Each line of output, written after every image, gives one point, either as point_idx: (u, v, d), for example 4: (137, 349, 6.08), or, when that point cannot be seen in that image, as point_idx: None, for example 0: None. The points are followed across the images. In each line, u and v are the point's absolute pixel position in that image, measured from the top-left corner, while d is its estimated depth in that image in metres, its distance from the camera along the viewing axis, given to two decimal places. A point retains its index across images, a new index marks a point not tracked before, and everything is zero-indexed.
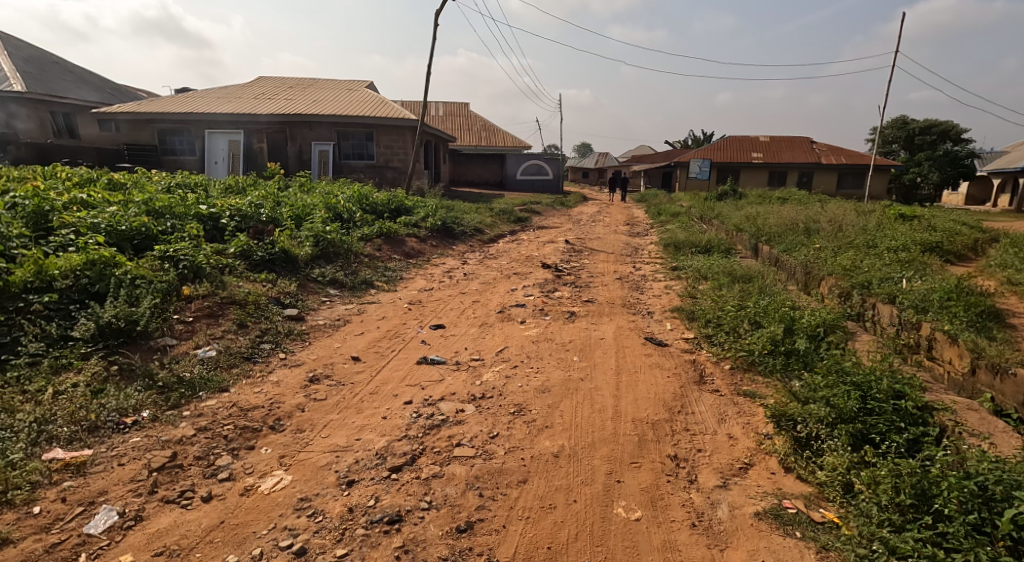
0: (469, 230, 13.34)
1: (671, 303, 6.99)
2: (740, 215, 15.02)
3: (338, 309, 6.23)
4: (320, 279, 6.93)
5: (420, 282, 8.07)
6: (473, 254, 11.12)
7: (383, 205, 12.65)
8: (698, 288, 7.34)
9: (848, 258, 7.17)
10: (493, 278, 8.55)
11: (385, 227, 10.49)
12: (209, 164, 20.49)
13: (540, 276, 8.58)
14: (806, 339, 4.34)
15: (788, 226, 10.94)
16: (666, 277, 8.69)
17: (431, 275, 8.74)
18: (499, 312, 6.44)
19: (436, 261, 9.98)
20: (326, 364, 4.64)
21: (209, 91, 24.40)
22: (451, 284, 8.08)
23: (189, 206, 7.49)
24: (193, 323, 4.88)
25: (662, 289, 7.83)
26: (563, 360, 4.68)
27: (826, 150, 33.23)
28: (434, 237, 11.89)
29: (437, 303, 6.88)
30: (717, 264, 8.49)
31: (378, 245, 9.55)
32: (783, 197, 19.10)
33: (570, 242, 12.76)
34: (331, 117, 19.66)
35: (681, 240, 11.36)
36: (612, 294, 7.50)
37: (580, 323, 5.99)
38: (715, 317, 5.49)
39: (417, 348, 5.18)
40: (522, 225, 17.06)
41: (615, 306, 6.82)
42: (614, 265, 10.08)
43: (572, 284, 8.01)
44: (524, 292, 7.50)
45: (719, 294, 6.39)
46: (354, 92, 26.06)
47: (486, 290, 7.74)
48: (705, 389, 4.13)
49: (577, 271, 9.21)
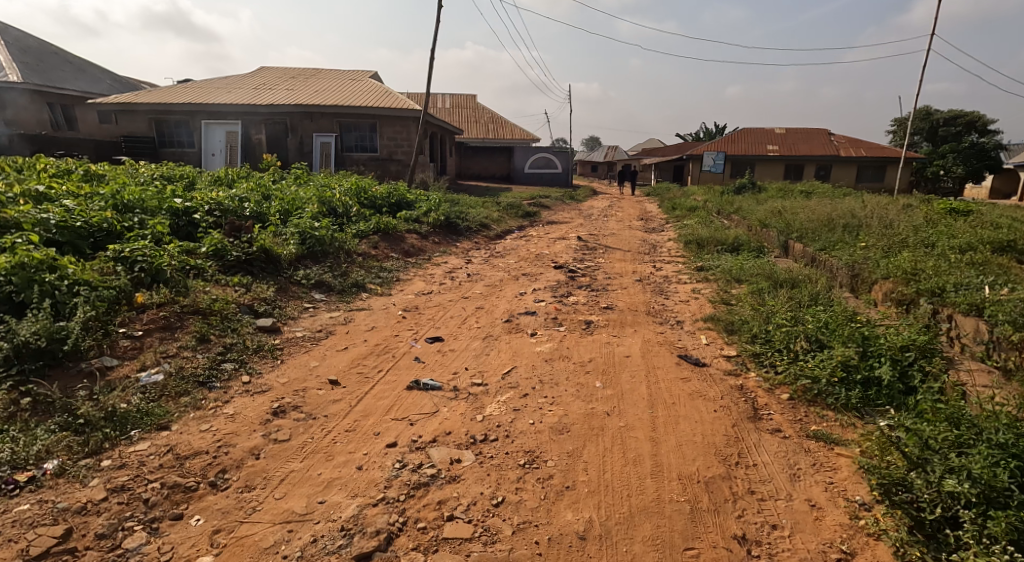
0: (474, 226, 12.53)
1: (701, 311, 6.15)
2: (762, 210, 14.12)
3: (323, 318, 5.43)
4: (304, 282, 6.16)
5: (418, 284, 7.27)
6: (478, 252, 10.32)
7: (382, 199, 11.86)
8: (731, 294, 6.50)
9: (905, 260, 6.30)
10: (500, 279, 7.75)
11: (385, 223, 9.71)
12: (208, 156, 19.76)
13: (551, 278, 7.77)
14: (890, 364, 3.50)
15: (821, 222, 10.06)
16: (691, 279, 7.84)
17: (432, 276, 7.95)
18: (505, 322, 5.64)
19: (438, 260, 9.19)
20: (297, 390, 3.85)
21: (209, 82, 23.68)
22: (453, 287, 7.29)
23: (162, 200, 6.73)
24: (142, 338, 4.09)
25: (688, 294, 6.99)
26: (584, 387, 3.87)
27: (846, 143, 32.12)
28: (436, 234, 11.09)
29: (436, 310, 6.08)
30: (750, 265, 7.63)
31: (374, 242, 8.77)
32: (807, 191, 18.14)
33: (582, 240, 11.92)
34: (333, 108, 18.87)
35: (704, 237, 10.49)
36: (633, 299, 6.68)
37: (599, 336, 5.16)
38: (762, 333, 4.66)
39: (410, 368, 4.39)
40: (530, 220, 16.25)
41: (637, 315, 5.98)
42: (632, 265, 9.23)
43: (587, 288, 7.19)
44: (534, 296, 6.70)
45: (760, 302, 5.55)
46: (358, 82, 25.26)
47: (492, 293, 6.94)
48: (763, 430, 3.31)
49: (591, 272, 8.38)
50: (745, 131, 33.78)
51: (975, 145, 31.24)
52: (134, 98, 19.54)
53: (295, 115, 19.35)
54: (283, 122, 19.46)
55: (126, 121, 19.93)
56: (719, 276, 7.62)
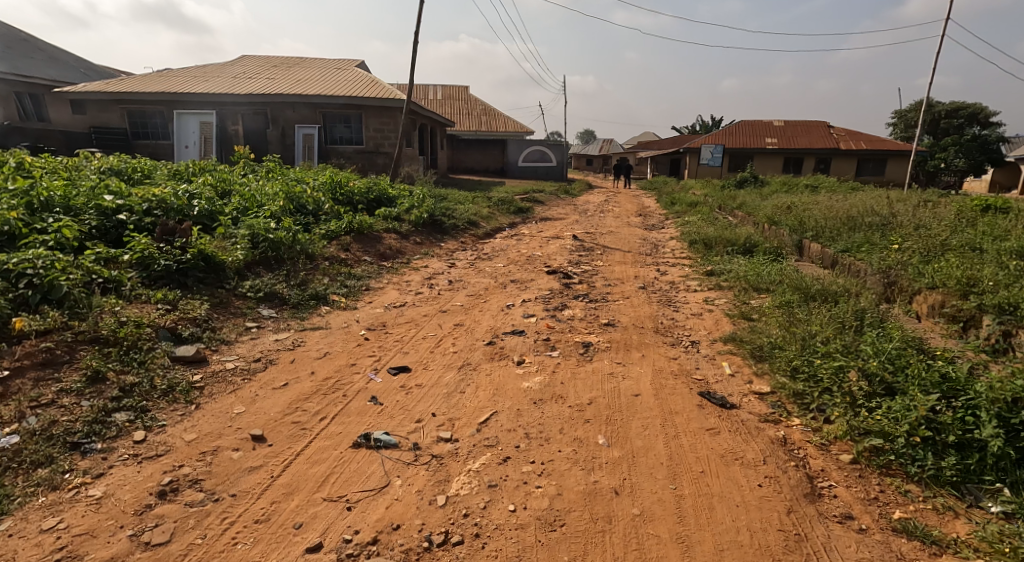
0: (462, 224, 11.59)
1: (722, 329, 5.24)
2: (769, 205, 13.21)
3: (266, 342, 4.47)
4: (249, 296, 5.23)
5: (390, 295, 6.34)
6: (463, 254, 9.41)
7: (360, 194, 10.91)
8: (753, 307, 5.60)
9: (955, 269, 5.44)
10: (485, 287, 6.84)
11: (361, 222, 8.78)
12: (180, 149, 18.58)
13: (543, 286, 6.85)
14: (995, 422, 2.63)
15: (838, 221, 9.18)
16: (701, 287, 6.95)
17: (408, 283, 7.04)
18: (488, 344, 4.71)
19: (418, 263, 8.24)
20: (205, 450, 2.91)
21: (184, 70, 22.67)
22: (429, 297, 6.34)
23: (90, 198, 5.76)
24: (7, 381, 3.13)
25: (700, 306, 6.09)
26: (584, 445, 2.98)
27: (847, 135, 31.33)
28: (418, 233, 10.14)
29: (406, 329, 5.15)
30: (769, 272, 6.76)
31: (345, 244, 7.85)
32: (812, 186, 17.36)
33: (578, 239, 11.00)
34: (315, 97, 17.83)
35: (711, 236, 9.59)
36: (637, 312, 5.79)
37: (600, 366, 4.25)
38: (803, 365, 3.77)
39: (363, 413, 3.46)
40: (522, 216, 15.34)
41: (644, 334, 5.08)
42: (634, 268, 8.33)
43: (585, 298, 6.28)
44: (523, 309, 5.78)
45: (793, 320, 4.65)
46: (343, 71, 24.23)
47: (475, 305, 6.03)
48: (831, 522, 2.47)
49: (588, 277, 7.47)
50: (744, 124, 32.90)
51: (978, 138, 30.38)
52: (104, 87, 18.46)
53: (276, 105, 18.30)
54: (263, 113, 18.43)
55: (97, 111, 18.87)
56: (734, 286, 6.73)
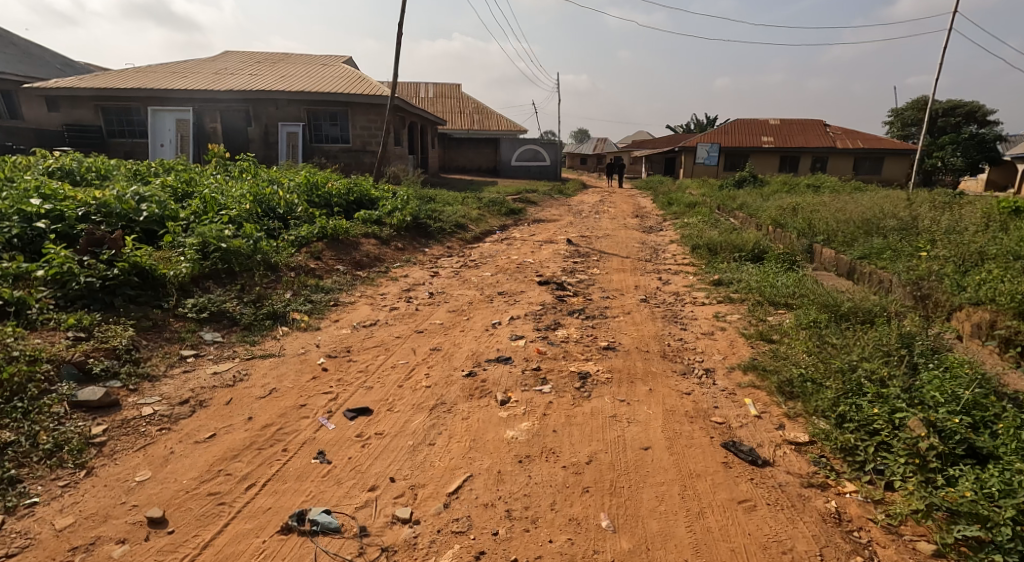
0: (448, 227, 10.88)
1: (740, 354, 4.56)
2: (772, 206, 12.56)
3: (200, 375, 3.74)
4: (190, 316, 4.50)
5: (361, 311, 5.61)
6: (449, 260, 8.74)
7: (339, 196, 10.20)
8: (772, 327, 4.93)
9: (1001, 284, 4.82)
10: (469, 301, 6.16)
11: (337, 227, 8.07)
12: (155, 147, 17.74)
13: (534, 299, 6.15)
14: None
15: (852, 224, 8.53)
16: (709, 301, 6.28)
17: (385, 295, 6.35)
18: (468, 376, 4.00)
19: (397, 272, 7.54)
20: (77, 545, 2.24)
21: (163, 64, 21.88)
22: (405, 314, 5.63)
23: (14, 202, 5.02)
24: None
25: (710, 324, 5.42)
26: (580, 531, 2.36)
27: (842, 134, 30.83)
28: (401, 238, 9.42)
29: (374, 355, 4.43)
30: (785, 284, 6.08)
31: (317, 253, 7.15)
32: (813, 185, 16.85)
33: (572, 243, 10.31)
34: (298, 94, 17.05)
35: (715, 241, 8.94)
36: (640, 332, 5.12)
37: (600, 406, 3.55)
38: (849, 408, 3.09)
39: (303, 478, 2.74)
40: (514, 217, 14.68)
41: (649, 362, 4.39)
42: (633, 277, 7.64)
43: (582, 315, 5.59)
44: (510, 329, 5.08)
45: (827, 349, 3.98)
46: (329, 67, 23.46)
47: (457, 323, 5.35)
48: None
49: (584, 288, 6.80)
50: (740, 122, 32.37)
51: (975, 136, 29.91)
52: (77, 83, 17.62)
53: (259, 102, 17.52)
54: (245, 110, 17.66)
55: (70, 108, 18.01)
56: (747, 301, 6.06)
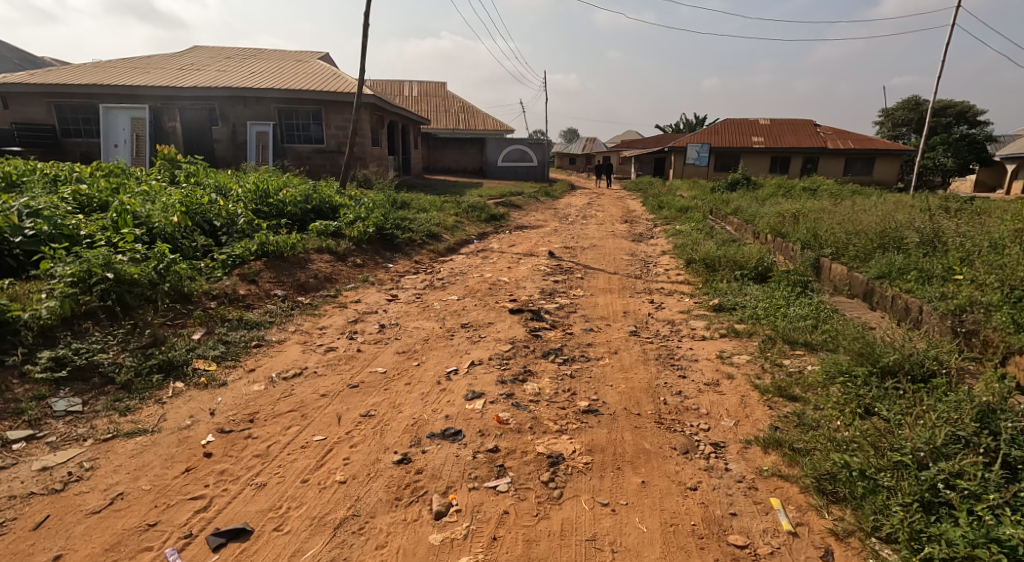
0: (418, 238, 9.84)
1: (756, 418, 3.57)
2: (770, 211, 11.65)
3: (20, 473, 2.74)
4: (43, 376, 3.50)
5: (287, 355, 4.56)
6: (413, 278, 7.73)
7: (294, 205, 9.17)
8: (792, 379, 3.96)
9: None
10: (425, 337, 5.14)
11: (283, 242, 7.04)
12: (109, 148, 16.39)
13: (502, 334, 5.14)
14: None
15: (865, 237, 7.60)
16: (710, 334, 5.31)
17: (325, 329, 5.33)
18: (399, 463, 2.98)
19: (348, 296, 6.52)
20: None
21: (125, 59, 20.64)
22: (342, 357, 4.60)
23: None
24: None
25: (714, 371, 4.43)
26: None
27: (833, 134, 30.14)
28: (361, 253, 8.39)
29: (283, 426, 3.39)
30: (800, 314, 5.12)
31: (252, 276, 6.11)
32: (810, 188, 16.03)
33: (554, 256, 9.32)
34: (265, 92, 15.97)
35: (714, 255, 7.97)
36: (630, 386, 4.12)
37: (572, 520, 2.61)
38: (934, 544, 2.27)
39: None
40: (494, 224, 13.68)
41: (641, 434, 3.39)
42: (620, 301, 6.66)
43: (558, 359, 4.59)
44: (467, 382, 4.05)
45: (876, 424, 3.03)
46: (304, 64, 22.37)
47: (405, 370, 4.32)
48: None
49: (564, 317, 5.80)
50: (731, 122, 31.55)
51: (966, 137, 29.30)
52: (27, 79, 16.32)
53: (225, 100, 16.42)
54: (211, 109, 16.56)
55: (21, 106, 16.66)
56: (757, 334, 5.10)
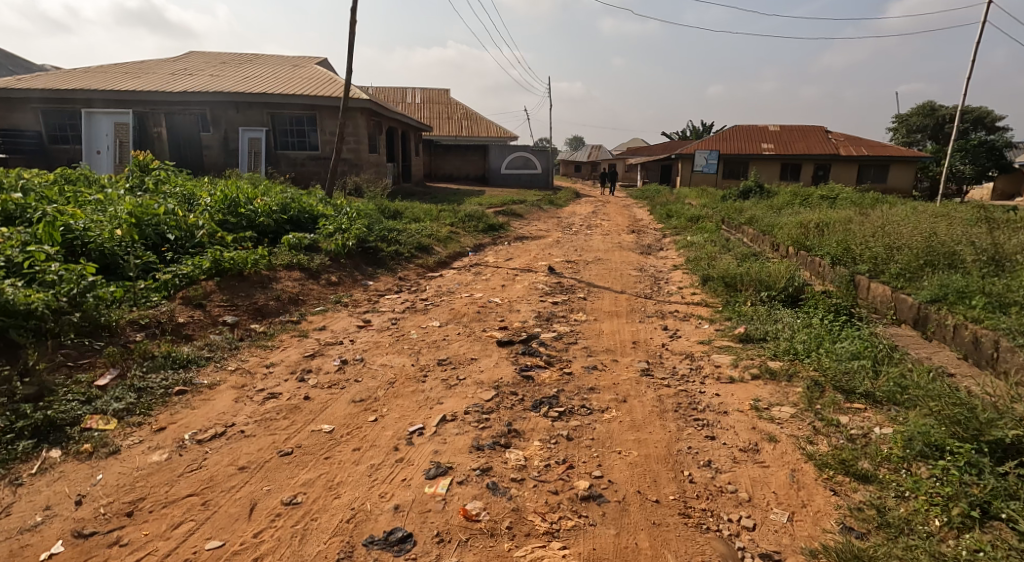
0: (405, 251, 8.96)
1: (818, 510, 2.67)
2: (791, 220, 10.69)
3: None
4: None
5: (213, 407, 3.63)
6: (393, 299, 6.83)
7: (267, 214, 8.29)
8: (857, 448, 3.06)
9: None
10: (393, 377, 4.23)
11: (245, 258, 6.16)
12: (91, 154, 15.59)
13: (485, 376, 4.22)
14: None
15: (908, 252, 6.65)
16: (740, 374, 4.37)
17: (274, 365, 4.42)
18: None
19: (313, 322, 5.63)
20: None
21: (114, 64, 19.90)
22: (281, 409, 3.67)
23: None
24: None
25: (750, 430, 3.49)
26: None
27: (845, 140, 29.18)
28: (338, 269, 7.51)
29: (168, 524, 2.49)
30: (851, 353, 4.19)
31: (199, 300, 5.23)
32: (827, 197, 15.11)
33: (555, 272, 8.41)
34: (256, 96, 15.17)
35: (734, 272, 7.03)
36: (648, 455, 3.20)
37: None
38: None
39: None
40: (492, 234, 12.81)
41: (662, 538, 2.50)
42: (629, 328, 5.74)
43: (552, 413, 3.65)
44: (432, 451, 3.13)
45: (1001, 546, 2.20)
46: (300, 69, 21.65)
47: (356, 430, 3.40)
48: None
49: (562, 350, 4.89)
50: (740, 128, 30.62)
51: (985, 143, 28.25)
52: (9, 82, 15.50)
53: (216, 104, 15.64)
54: (201, 114, 15.74)
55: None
56: (799, 377, 4.15)
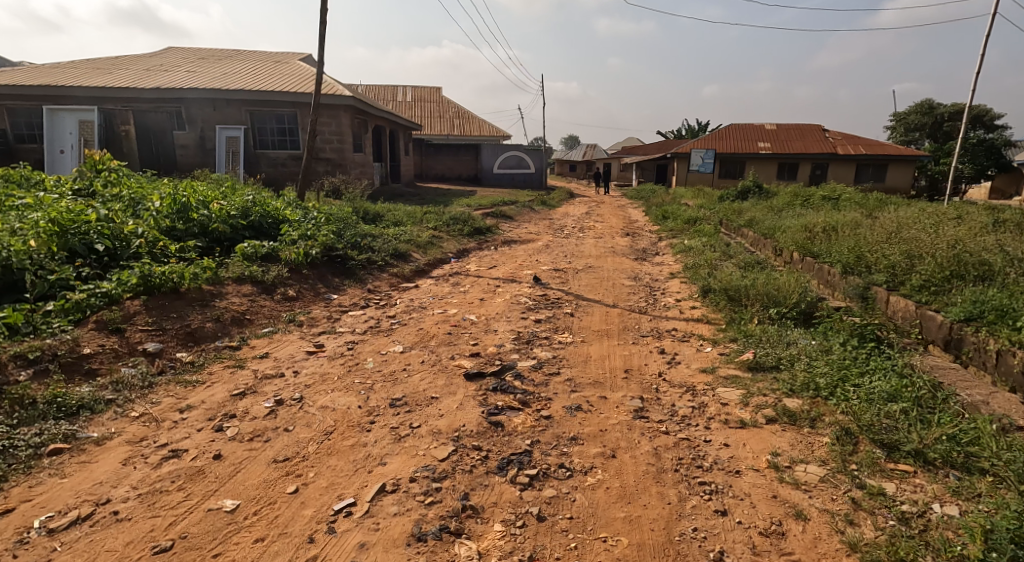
0: (378, 259, 8.19)
1: None
2: (794, 223, 9.95)
3: None
4: None
5: (90, 473, 2.84)
6: (356, 316, 6.06)
7: (222, 219, 7.51)
8: (917, 539, 2.39)
9: None
10: (333, 424, 3.46)
11: (182, 272, 5.36)
12: (54, 154, 14.72)
13: (443, 423, 3.45)
14: None
15: (932, 261, 5.92)
16: (751, 416, 3.63)
17: (188, 407, 3.64)
18: None
19: (256, 348, 4.85)
20: None
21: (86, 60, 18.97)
22: (180, 474, 2.88)
23: None
24: None
25: (770, 501, 2.76)
26: None
27: (843, 139, 28.55)
28: (298, 280, 6.74)
29: None
30: (888, 393, 3.45)
31: (116, 324, 4.44)
32: (829, 197, 14.40)
33: (540, 282, 7.66)
34: (231, 91, 14.36)
35: (738, 284, 6.28)
36: (641, 545, 2.48)
37: None
38: None
39: None
40: (478, 237, 12.05)
41: None
42: (621, 352, 4.98)
43: (522, 478, 2.90)
44: (357, 546, 2.40)
45: None
46: (281, 65, 20.77)
47: (266, 506, 2.65)
48: None
49: (541, 384, 4.12)
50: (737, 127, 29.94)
51: (984, 141, 27.69)
52: None
53: (189, 102, 14.80)
54: (174, 112, 14.90)
55: None
56: (825, 422, 3.40)
